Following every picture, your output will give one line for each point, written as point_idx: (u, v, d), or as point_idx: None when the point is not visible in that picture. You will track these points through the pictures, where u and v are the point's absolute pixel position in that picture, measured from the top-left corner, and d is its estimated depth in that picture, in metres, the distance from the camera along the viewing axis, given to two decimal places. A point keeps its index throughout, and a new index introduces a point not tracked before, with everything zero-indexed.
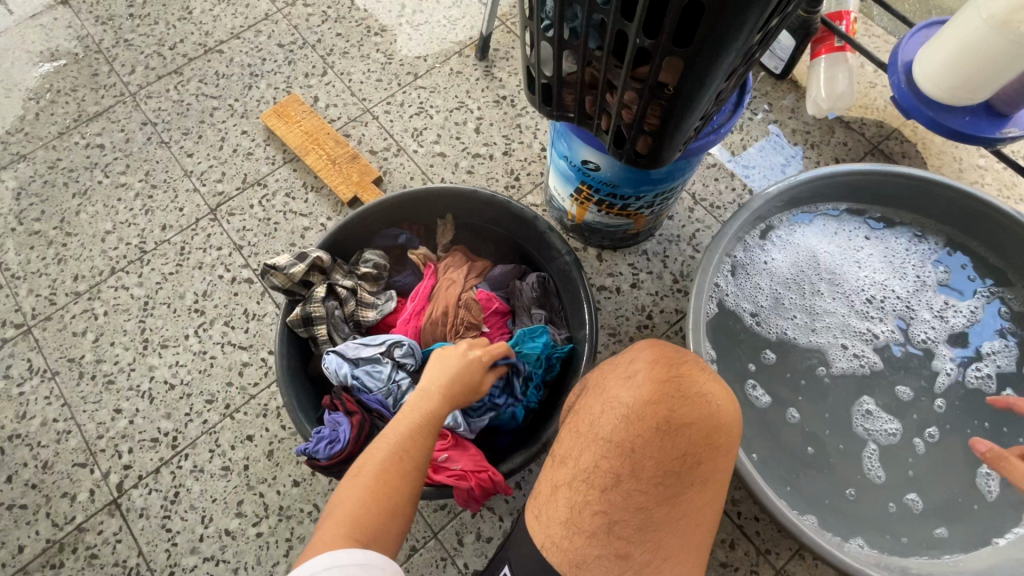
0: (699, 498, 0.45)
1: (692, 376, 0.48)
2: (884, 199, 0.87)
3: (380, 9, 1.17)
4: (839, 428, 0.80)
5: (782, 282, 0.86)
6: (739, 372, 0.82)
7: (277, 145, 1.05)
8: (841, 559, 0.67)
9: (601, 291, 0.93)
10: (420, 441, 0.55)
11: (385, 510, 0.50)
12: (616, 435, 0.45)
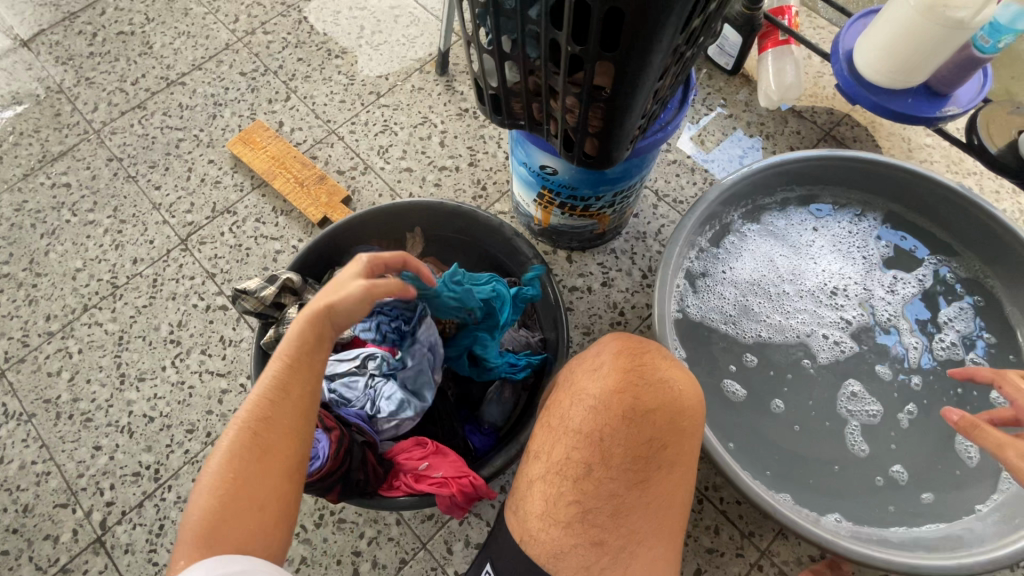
0: (670, 481, 0.45)
1: (655, 363, 0.49)
2: (833, 183, 0.90)
3: (340, 33, 1.19)
4: (821, 411, 0.81)
5: (743, 288, 0.87)
6: (715, 365, 0.83)
7: (244, 172, 1.06)
8: (820, 535, 0.68)
9: (573, 292, 0.94)
10: (287, 400, 0.52)
11: (256, 494, 0.49)
12: (586, 426, 0.46)
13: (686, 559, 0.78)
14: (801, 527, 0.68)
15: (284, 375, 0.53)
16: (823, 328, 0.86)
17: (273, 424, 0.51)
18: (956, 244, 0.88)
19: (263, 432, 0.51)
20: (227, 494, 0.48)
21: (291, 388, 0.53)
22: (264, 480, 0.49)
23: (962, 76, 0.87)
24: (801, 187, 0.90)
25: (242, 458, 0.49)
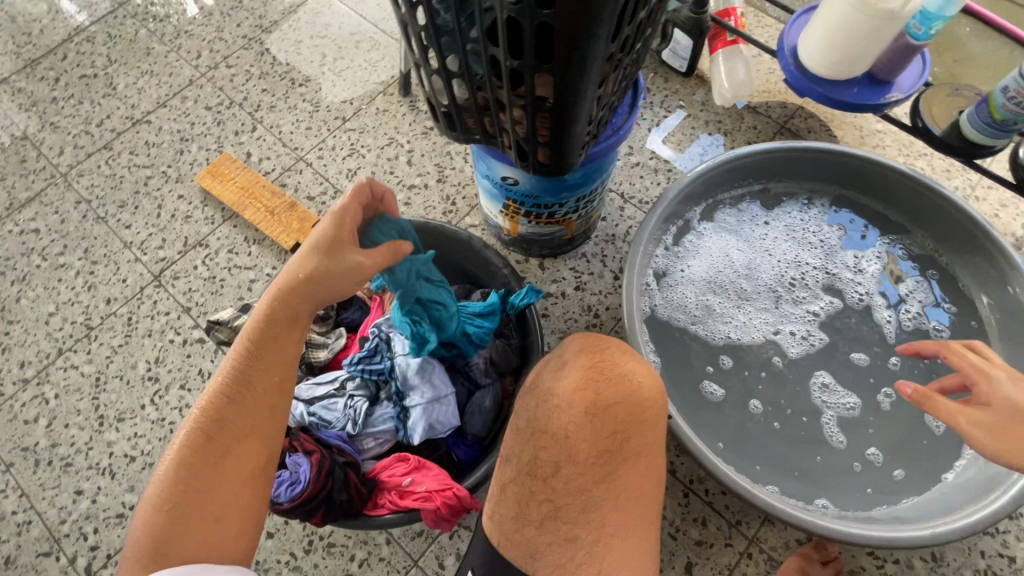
0: (637, 472, 0.46)
1: (616, 357, 0.50)
2: (786, 174, 0.93)
3: (302, 62, 1.21)
4: (797, 409, 0.83)
5: (706, 286, 0.90)
6: (688, 368, 0.85)
7: (214, 205, 1.07)
8: (800, 518, 0.69)
9: (548, 298, 0.96)
10: (244, 409, 0.55)
11: (214, 509, 0.50)
12: (551, 425, 0.47)
13: (677, 553, 0.79)
14: (782, 512, 0.69)
15: (240, 370, 0.56)
16: (787, 324, 0.88)
17: (226, 422, 0.54)
18: (909, 224, 0.91)
19: (216, 429, 0.53)
20: (178, 494, 0.50)
21: (247, 383, 0.56)
22: (222, 483, 0.52)
23: (901, 63, 0.91)
24: (754, 181, 0.93)
25: (193, 456, 0.52)
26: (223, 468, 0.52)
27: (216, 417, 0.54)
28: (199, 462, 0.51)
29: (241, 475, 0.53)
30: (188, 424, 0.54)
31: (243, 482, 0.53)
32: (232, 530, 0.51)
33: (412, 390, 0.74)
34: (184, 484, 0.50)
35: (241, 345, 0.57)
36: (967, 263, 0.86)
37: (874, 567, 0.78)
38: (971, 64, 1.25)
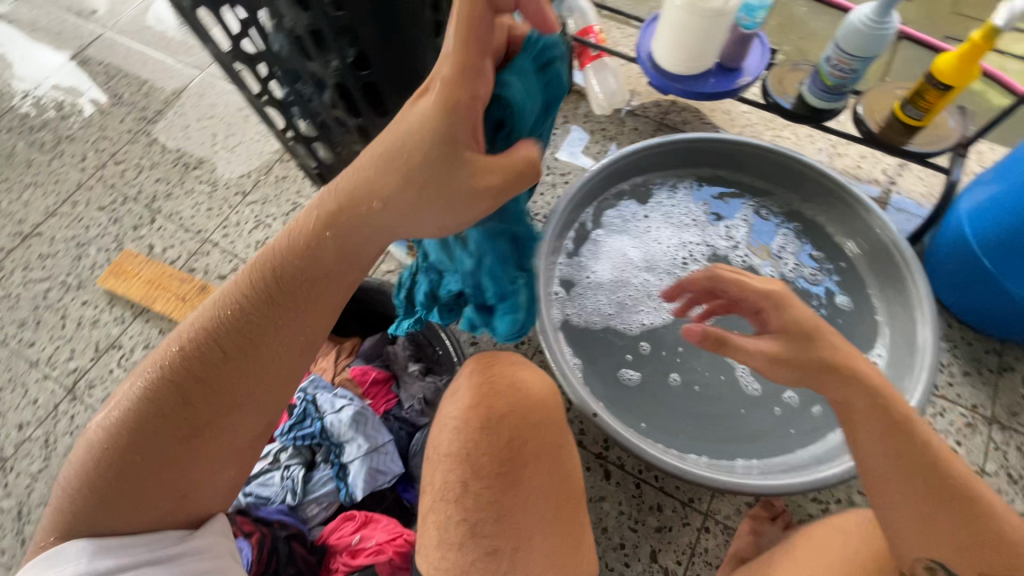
0: (542, 472, 0.49)
1: (507, 367, 0.54)
2: (659, 165, 0.99)
3: (193, 145, 1.21)
4: (714, 367, 0.89)
5: (611, 282, 0.94)
6: (608, 358, 0.89)
7: (122, 304, 1.04)
8: (735, 483, 0.73)
9: (474, 326, 0.98)
10: (247, 377, 0.51)
11: (190, 474, 0.51)
12: (454, 447, 0.50)
13: (640, 546, 0.81)
14: (717, 482, 0.73)
15: (254, 324, 0.50)
16: None
17: (211, 390, 0.50)
18: (780, 190, 0.98)
19: (196, 393, 0.50)
20: (134, 454, 0.49)
21: (244, 347, 0.51)
22: (203, 452, 0.51)
23: (741, 50, 1.01)
24: (634, 177, 0.99)
25: (163, 414, 0.50)
26: (192, 444, 0.50)
27: (200, 375, 0.50)
28: (168, 426, 0.50)
29: (213, 457, 0.52)
30: (191, 365, 0.50)
31: (213, 464, 0.52)
32: (197, 499, 0.52)
33: (348, 442, 0.74)
34: (145, 446, 0.49)
35: (258, 286, 0.50)
36: (835, 215, 0.94)
37: (820, 512, 0.83)
38: (814, 39, 1.40)
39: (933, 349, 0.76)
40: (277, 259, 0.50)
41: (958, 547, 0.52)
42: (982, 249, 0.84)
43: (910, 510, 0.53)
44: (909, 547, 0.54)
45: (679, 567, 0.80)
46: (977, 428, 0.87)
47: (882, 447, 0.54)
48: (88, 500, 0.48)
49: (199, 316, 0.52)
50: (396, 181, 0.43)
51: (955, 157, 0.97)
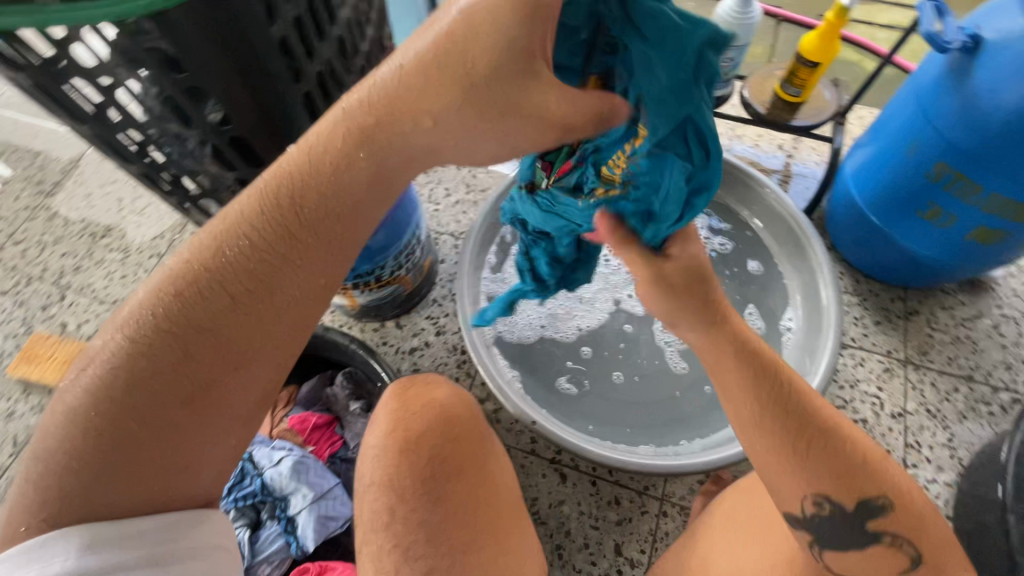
0: (465, 481, 0.53)
1: (418, 389, 0.59)
2: None
3: (98, 213, 1.16)
4: (650, 355, 0.93)
5: (542, 295, 0.96)
6: (549, 364, 0.92)
7: (39, 390, 0.98)
8: (680, 466, 0.75)
9: (415, 353, 0.98)
10: (263, 319, 0.49)
11: (199, 435, 0.48)
12: (376, 475, 0.54)
13: (604, 542, 0.82)
14: (661, 468, 0.75)
15: (269, 262, 0.49)
16: (620, 292, 0.98)
17: (217, 341, 0.48)
18: None
19: (202, 343, 0.47)
20: (137, 417, 0.46)
21: (258, 288, 0.48)
22: (213, 409, 0.48)
23: None
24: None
25: (165, 368, 0.46)
26: (201, 398, 0.47)
27: (207, 323, 0.47)
28: (175, 381, 0.47)
29: (223, 416, 0.49)
30: (205, 308, 0.47)
31: (224, 420, 0.49)
32: (203, 466, 0.49)
33: (291, 494, 0.73)
34: (149, 407, 0.46)
35: (274, 221, 0.49)
36: (734, 192, 0.99)
37: None
38: None
39: (836, 307, 0.82)
40: (294, 190, 0.49)
41: (833, 475, 0.54)
42: (870, 208, 0.91)
43: (776, 450, 0.55)
44: (790, 488, 0.55)
45: (643, 556, 0.81)
46: (894, 371, 0.93)
47: (746, 387, 0.56)
48: (82, 474, 0.45)
49: (192, 256, 0.48)
50: (455, 98, 0.46)
51: (837, 126, 1.04)
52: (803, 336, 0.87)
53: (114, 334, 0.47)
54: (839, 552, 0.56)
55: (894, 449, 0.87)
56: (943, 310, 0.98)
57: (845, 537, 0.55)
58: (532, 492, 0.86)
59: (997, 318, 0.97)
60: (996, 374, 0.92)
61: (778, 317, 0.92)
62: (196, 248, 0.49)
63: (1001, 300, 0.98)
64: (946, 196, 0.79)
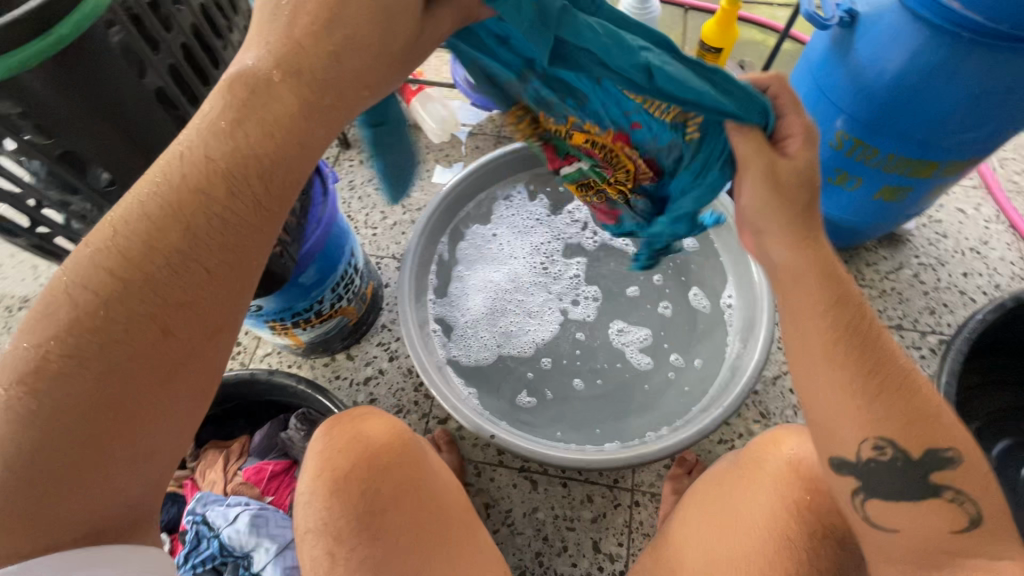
0: (401, 510, 0.60)
1: (345, 426, 0.65)
2: (492, 184, 1.03)
3: (12, 285, 1.09)
4: (608, 353, 0.94)
5: (493, 311, 0.96)
6: (511, 377, 0.92)
7: None
8: (644, 455, 0.76)
9: (369, 382, 0.97)
10: (221, 292, 0.43)
11: (159, 428, 0.42)
12: (313, 519, 0.60)
13: (582, 542, 0.83)
14: (626, 461, 0.76)
15: (227, 223, 0.42)
16: (571, 296, 0.99)
17: (194, 320, 0.42)
18: None
19: (175, 321, 0.41)
20: (107, 409, 0.40)
21: (216, 253, 0.42)
22: (176, 394, 0.42)
23: None
24: (475, 202, 1.02)
25: (122, 352, 0.40)
26: (162, 382, 0.41)
27: (182, 299, 0.41)
28: (146, 367, 0.41)
29: (192, 402, 0.44)
30: (163, 276, 0.41)
31: (184, 409, 0.43)
32: (163, 461, 0.43)
33: (253, 550, 0.70)
34: (120, 397, 0.40)
35: (225, 175, 0.42)
36: None
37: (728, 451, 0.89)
38: None
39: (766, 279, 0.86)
40: (248, 140, 0.42)
41: (897, 420, 0.51)
42: None
43: (856, 378, 0.52)
44: (853, 430, 0.52)
45: (622, 549, 0.82)
46: None
47: (821, 313, 0.54)
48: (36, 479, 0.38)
49: (148, 218, 0.41)
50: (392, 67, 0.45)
51: None
52: (744, 310, 0.90)
53: (60, 315, 0.40)
54: (886, 503, 0.53)
55: None
56: (868, 266, 1.04)
57: (894, 487, 0.52)
58: (505, 504, 0.86)
59: (917, 267, 1.03)
60: (922, 320, 0.98)
61: (719, 296, 0.95)
62: (152, 205, 0.41)
63: (918, 250, 1.05)
64: (851, 162, 0.83)
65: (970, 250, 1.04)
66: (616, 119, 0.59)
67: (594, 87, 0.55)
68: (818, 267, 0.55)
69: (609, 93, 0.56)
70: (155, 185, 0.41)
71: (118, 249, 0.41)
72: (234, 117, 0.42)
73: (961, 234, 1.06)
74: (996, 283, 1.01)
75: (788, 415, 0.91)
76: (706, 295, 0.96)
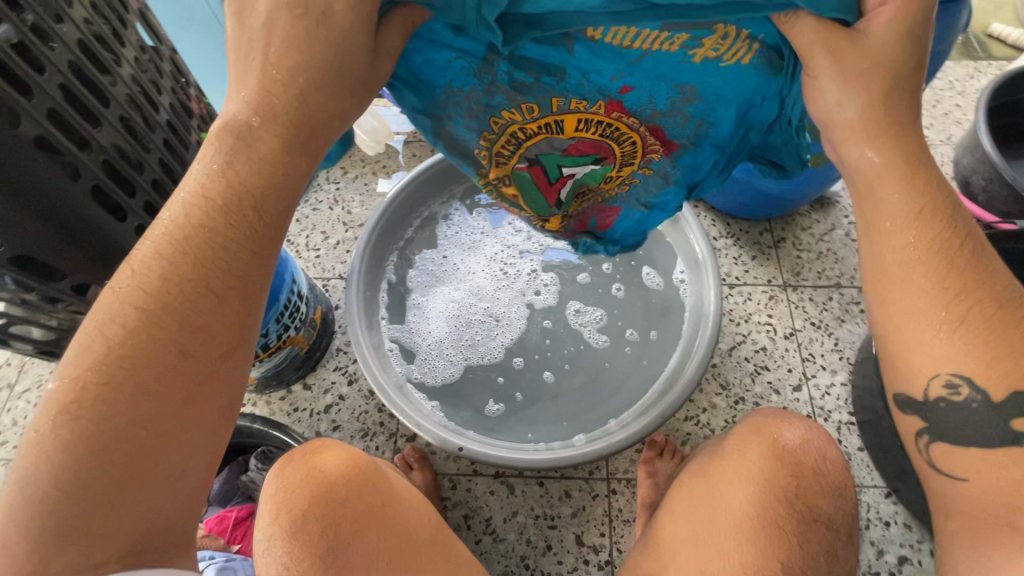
0: (368, 545, 0.59)
1: (299, 464, 0.63)
2: (431, 194, 1.01)
3: None
4: (570, 342, 0.94)
5: (449, 317, 0.96)
6: (479, 382, 0.91)
7: None
8: (613, 443, 0.77)
9: (331, 409, 0.93)
10: (228, 319, 0.45)
11: (177, 453, 0.43)
12: (279, 567, 0.58)
13: (565, 538, 0.83)
14: (597, 452, 0.76)
15: (235, 253, 0.44)
16: (527, 292, 0.98)
17: (211, 340, 0.44)
18: None
19: (194, 343, 0.43)
20: (141, 428, 0.41)
21: (228, 283, 0.44)
22: (194, 418, 0.43)
23: None
24: (417, 213, 1.00)
25: (149, 375, 0.42)
26: (179, 405, 0.43)
27: (198, 322, 0.43)
28: (169, 387, 0.42)
29: (206, 428, 0.44)
30: (176, 303, 0.43)
31: (198, 435, 0.44)
32: (182, 492, 0.44)
33: None
34: (150, 415, 0.42)
35: (228, 207, 0.44)
36: None
37: (695, 427, 0.91)
38: None
39: (709, 254, 0.88)
40: (238, 175, 0.44)
41: (985, 355, 0.44)
42: None
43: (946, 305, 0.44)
44: (927, 362, 0.45)
45: (605, 539, 0.83)
46: (778, 296, 1.02)
47: (897, 228, 0.45)
48: (78, 498, 0.40)
49: (163, 251, 0.44)
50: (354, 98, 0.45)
51: None
52: (692, 286, 0.92)
53: (95, 346, 0.42)
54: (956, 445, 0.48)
55: (794, 366, 0.95)
56: (804, 231, 1.08)
57: (974, 425, 0.46)
58: (485, 512, 0.85)
59: (848, 226, 1.08)
60: (858, 275, 1.03)
61: (670, 275, 0.97)
62: (166, 243, 0.44)
63: (846, 210, 1.10)
64: None
65: None
66: (606, 88, 0.53)
67: (567, 60, 0.50)
68: (911, 167, 0.45)
69: (590, 58, 0.50)
70: (168, 226, 0.44)
71: (138, 285, 0.43)
72: (224, 160, 0.44)
73: None
74: None
75: (747, 383, 0.94)
76: (657, 275, 0.97)
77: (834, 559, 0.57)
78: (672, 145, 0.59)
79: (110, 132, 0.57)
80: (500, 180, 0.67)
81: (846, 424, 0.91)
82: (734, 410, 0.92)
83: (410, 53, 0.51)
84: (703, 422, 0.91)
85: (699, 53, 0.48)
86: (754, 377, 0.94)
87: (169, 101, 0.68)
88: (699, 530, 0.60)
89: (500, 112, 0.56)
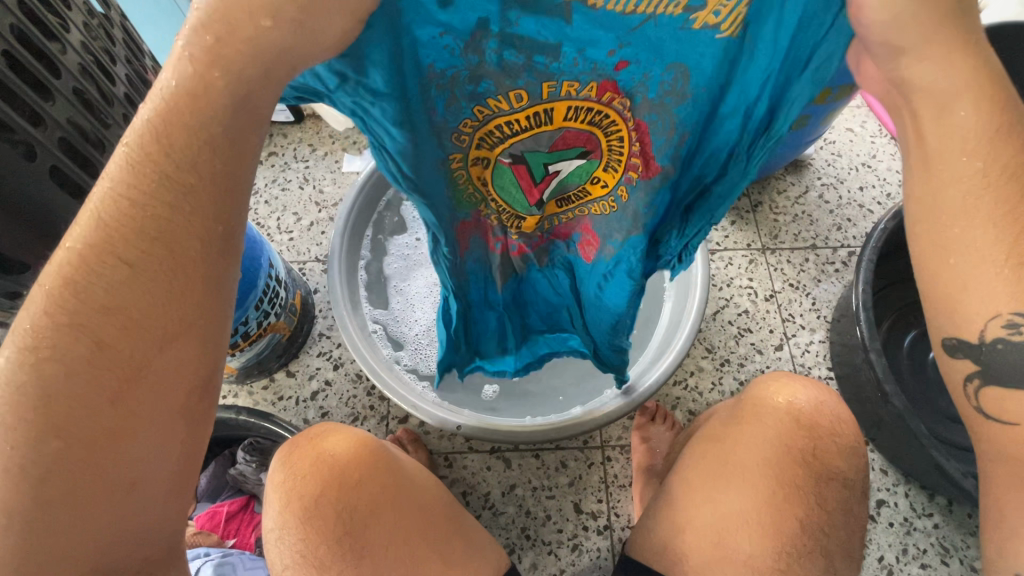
0: (383, 524, 0.59)
1: (305, 449, 0.61)
2: None
3: None
4: None
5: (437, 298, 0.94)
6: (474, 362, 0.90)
7: None
8: (608, 412, 0.77)
9: (318, 395, 0.91)
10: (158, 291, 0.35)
11: (127, 457, 0.35)
12: (295, 555, 0.58)
13: (563, 507, 0.84)
14: (594, 421, 0.77)
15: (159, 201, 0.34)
16: None
17: (139, 330, 0.35)
18: None
19: (117, 332, 0.35)
20: (67, 439, 0.34)
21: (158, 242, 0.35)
22: (141, 419, 0.35)
23: None
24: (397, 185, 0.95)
25: (75, 371, 0.34)
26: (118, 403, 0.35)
27: (115, 303, 0.34)
28: (96, 388, 0.34)
29: (159, 426, 0.36)
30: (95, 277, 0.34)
31: (149, 436, 0.36)
32: (149, 498, 0.37)
33: None
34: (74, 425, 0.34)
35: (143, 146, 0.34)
36: None
37: (683, 391, 0.93)
38: None
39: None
40: None
41: None
42: None
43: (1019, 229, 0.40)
44: (984, 304, 0.42)
45: (602, 505, 0.84)
46: (757, 260, 1.03)
47: (974, 154, 0.39)
48: (15, 527, 0.34)
49: (76, 219, 0.35)
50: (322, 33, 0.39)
51: None
52: None
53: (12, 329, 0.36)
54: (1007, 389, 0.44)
55: (775, 328, 0.98)
56: (779, 194, 1.10)
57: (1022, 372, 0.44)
58: (483, 487, 0.85)
59: (821, 188, 1.11)
60: (832, 236, 1.06)
61: None
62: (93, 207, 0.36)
63: (819, 172, 1.12)
64: None
65: (862, 165, 1.13)
66: (601, 65, 0.43)
67: (562, 33, 0.40)
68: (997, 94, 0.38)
69: (590, 31, 0.39)
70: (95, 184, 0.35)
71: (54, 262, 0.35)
72: None
73: (853, 151, 1.15)
74: (888, 191, 1.11)
75: (731, 346, 0.96)
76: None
77: (848, 510, 0.59)
78: (652, 167, 0.52)
79: (65, 108, 0.52)
80: (480, 161, 0.54)
81: (824, 379, 0.94)
82: (721, 373, 0.94)
83: (359, 45, 0.36)
84: (690, 385, 0.94)
85: (701, 16, 0.38)
86: (738, 340, 0.97)
87: (126, 73, 0.62)
88: (714, 492, 0.62)
89: (485, 98, 0.46)
